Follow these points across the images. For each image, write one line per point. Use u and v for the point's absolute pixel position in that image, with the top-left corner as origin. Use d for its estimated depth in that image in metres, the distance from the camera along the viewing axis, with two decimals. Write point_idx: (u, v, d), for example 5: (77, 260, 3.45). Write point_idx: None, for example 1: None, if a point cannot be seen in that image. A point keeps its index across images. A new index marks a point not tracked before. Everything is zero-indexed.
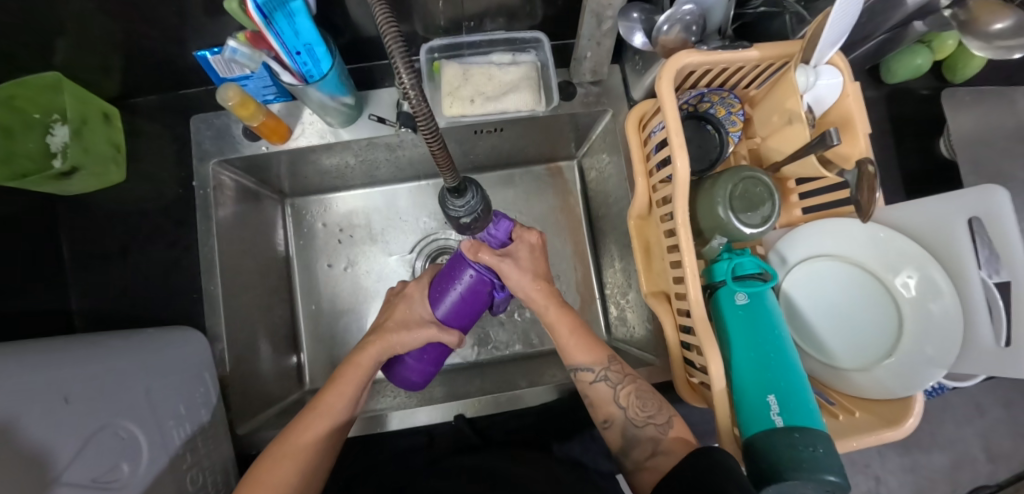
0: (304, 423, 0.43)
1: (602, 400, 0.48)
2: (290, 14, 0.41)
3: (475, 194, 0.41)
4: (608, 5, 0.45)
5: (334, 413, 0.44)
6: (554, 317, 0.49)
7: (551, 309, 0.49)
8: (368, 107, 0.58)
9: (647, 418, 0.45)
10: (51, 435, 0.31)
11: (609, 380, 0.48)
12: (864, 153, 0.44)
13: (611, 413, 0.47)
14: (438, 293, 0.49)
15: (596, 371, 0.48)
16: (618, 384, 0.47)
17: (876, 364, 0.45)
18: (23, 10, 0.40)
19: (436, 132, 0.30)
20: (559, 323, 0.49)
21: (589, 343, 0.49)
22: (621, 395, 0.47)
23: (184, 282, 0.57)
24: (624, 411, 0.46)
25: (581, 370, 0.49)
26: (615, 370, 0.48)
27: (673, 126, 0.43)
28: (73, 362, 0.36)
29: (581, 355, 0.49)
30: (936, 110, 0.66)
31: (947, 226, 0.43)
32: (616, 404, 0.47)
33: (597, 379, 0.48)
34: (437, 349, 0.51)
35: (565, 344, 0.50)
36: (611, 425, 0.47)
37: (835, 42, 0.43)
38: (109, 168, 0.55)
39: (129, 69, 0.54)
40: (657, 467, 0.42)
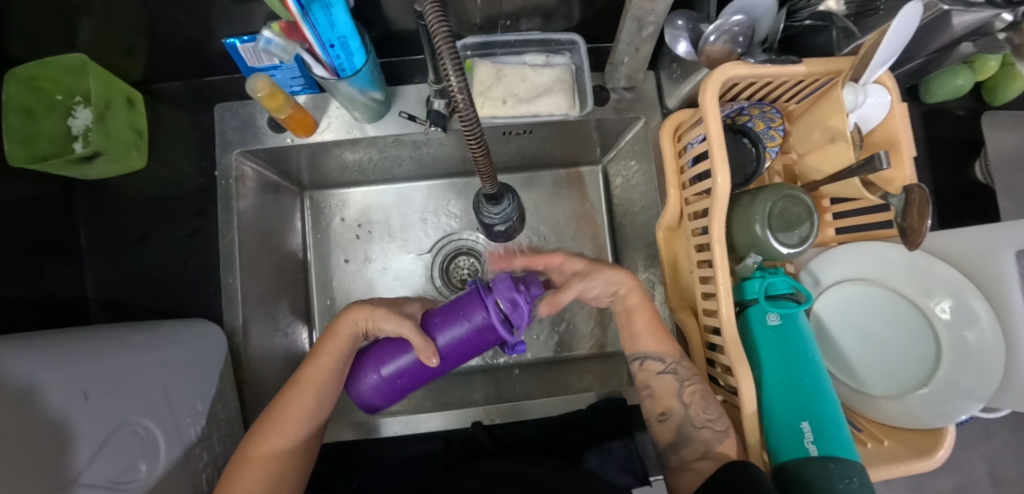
0: (288, 398, 0.43)
1: (665, 394, 0.47)
2: (327, 6, 0.39)
3: (511, 202, 0.40)
4: (650, 11, 0.43)
5: (317, 387, 0.44)
6: (635, 303, 0.50)
7: (637, 301, 0.50)
8: (397, 103, 0.56)
9: (707, 421, 0.44)
10: (69, 436, 0.30)
11: (678, 373, 0.47)
12: (908, 179, 0.42)
13: (670, 407, 0.47)
14: (440, 321, 0.43)
15: (664, 363, 0.48)
16: (686, 379, 0.47)
17: (908, 393, 0.44)
18: None
19: (480, 135, 0.30)
20: (639, 309, 0.50)
21: (660, 334, 0.50)
22: (686, 392, 0.46)
23: (202, 273, 0.55)
24: (684, 408, 0.46)
25: (648, 360, 0.49)
26: (686, 367, 0.48)
27: (717, 140, 0.42)
28: (93, 358, 0.35)
29: (655, 345, 0.49)
30: (972, 132, 0.64)
31: (992, 257, 0.42)
32: (678, 399, 0.46)
33: (665, 371, 0.48)
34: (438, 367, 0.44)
35: (637, 329, 0.50)
36: (667, 419, 0.47)
37: (887, 60, 0.41)
38: (129, 152, 0.53)
39: (154, 52, 0.53)
40: (699, 472, 0.42)
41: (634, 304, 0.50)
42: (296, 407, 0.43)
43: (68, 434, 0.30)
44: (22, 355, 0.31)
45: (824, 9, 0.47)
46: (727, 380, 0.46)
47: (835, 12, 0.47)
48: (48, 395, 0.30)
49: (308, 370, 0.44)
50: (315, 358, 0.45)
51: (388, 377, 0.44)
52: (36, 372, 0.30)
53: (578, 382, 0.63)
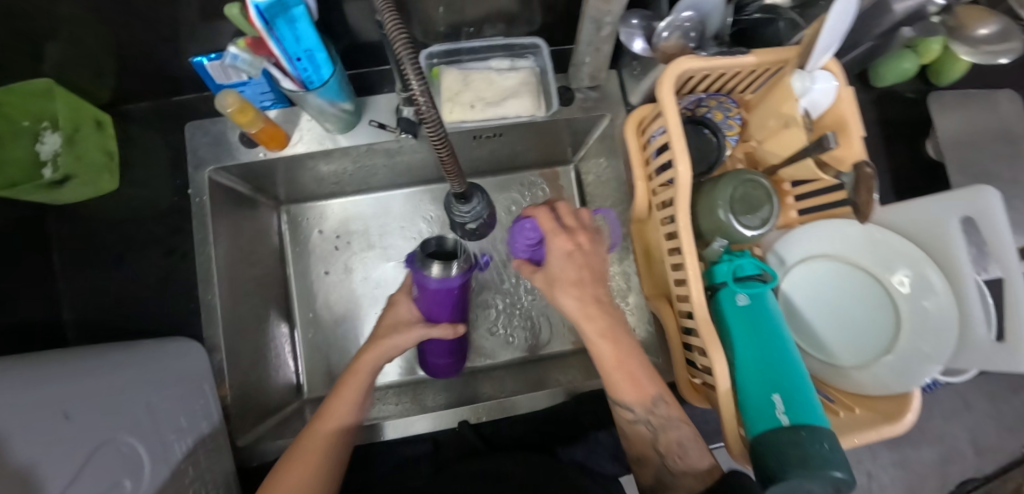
0: (326, 411, 0.44)
1: (638, 438, 0.43)
2: (291, 20, 0.41)
3: (480, 200, 0.40)
4: (607, 12, 0.45)
5: (349, 399, 0.45)
6: (598, 343, 0.41)
7: (606, 351, 0.41)
8: (367, 112, 0.57)
9: (683, 468, 0.40)
10: (57, 453, 0.29)
11: (650, 422, 0.42)
12: (858, 156, 0.44)
13: (646, 453, 0.43)
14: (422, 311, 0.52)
15: (635, 411, 0.42)
16: (659, 430, 0.42)
17: (875, 361, 0.46)
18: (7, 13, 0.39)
19: (444, 136, 0.30)
20: (602, 351, 0.42)
21: (637, 379, 0.42)
22: (660, 439, 0.42)
23: (180, 292, 0.55)
24: (659, 457, 0.42)
25: (619, 407, 0.43)
26: (658, 413, 0.42)
27: (676, 132, 0.44)
28: (72, 378, 0.35)
29: (628, 394, 0.42)
30: (921, 113, 0.68)
31: (942, 228, 0.44)
32: (653, 449, 0.42)
33: (637, 421, 0.42)
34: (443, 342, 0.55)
35: (612, 377, 0.42)
36: (643, 464, 0.44)
37: (830, 47, 0.44)
38: (101, 176, 0.54)
39: (121, 74, 0.53)
40: (688, 488, 0.39)
41: (596, 329, 0.41)
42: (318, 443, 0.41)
43: (49, 450, 0.30)
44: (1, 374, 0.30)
45: (770, 3, 0.51)
46: (702, 361, 0.48)
47: (781, 5, 0.50)
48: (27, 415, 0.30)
49: (346, 385, 0.46)
50: (348, 380, 0.46)
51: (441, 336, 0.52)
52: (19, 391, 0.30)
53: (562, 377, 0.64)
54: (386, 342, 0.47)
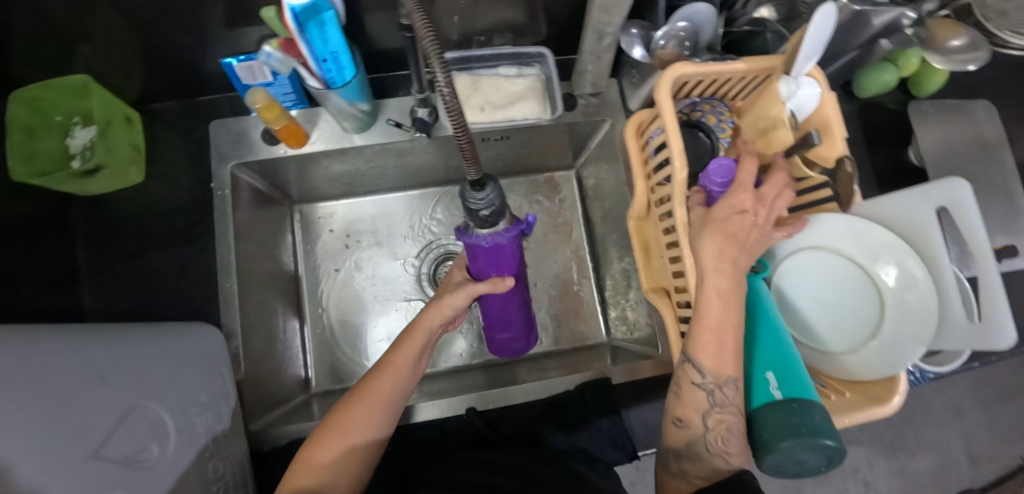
0: (372, 377, 0.45)
1: (689, 402, 0.42)
2: (321, 23, 0.43)
3: (494, 189, 0.43)
4: (608, 22, 0.50)
5: (398, 369, 0.46)
6: (705, 296, 0.41)
7: (715, 311, 0.40)
8: (383, 113, 0.60)
9: (722, 451, 0.40)
10: (86, 414, 0.32)
11: (713, 397, 0.40)
12: (840, 153, 0.48)
13: (690, 418, 0.42)
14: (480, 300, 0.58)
15: (705, 377, 0.41)
16: (719, 404, 0.40)
17: (862, 347, 0.49)
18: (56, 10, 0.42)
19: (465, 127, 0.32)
20: (711, 311, 0.40)
21: (722, 354, 0.40)
22: (710, 417, 0.41)
23: (197, 282, 0.57)
24: (703, 430, 0.41)
25: (690, 366, 0.42)
26: (726, 393, 0.40)
27: (673, 129, 0.47)
28: (104, 349, 0.38)
29: (706, 357, 0.41)
30: (904, 123, 0.72)
31: (919, 220, 0.48)
32: (700, 417, 0.41)
33: (701, 385, 0.41)
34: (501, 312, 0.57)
35: (700, 333, 0.41)
36: (682, 426, 0.43)
37: (813, 55, 0.48)
38: (129, 168, 0.57)
39: (150, 73, 0.56)
40: (725, 458, 0.40)
41: (718, 286, 0.40)
42: (360, 417, 0.42)
43: (85, 409, 0.32)
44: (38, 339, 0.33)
45: (758, 16, 0.55)
46: None
47: (768, 18, 0.55)
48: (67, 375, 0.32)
49: (395, 355, 0.47)
50: (395, 349, 0.47)
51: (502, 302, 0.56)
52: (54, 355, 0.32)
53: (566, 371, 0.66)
54: (423, 326, 0.50)
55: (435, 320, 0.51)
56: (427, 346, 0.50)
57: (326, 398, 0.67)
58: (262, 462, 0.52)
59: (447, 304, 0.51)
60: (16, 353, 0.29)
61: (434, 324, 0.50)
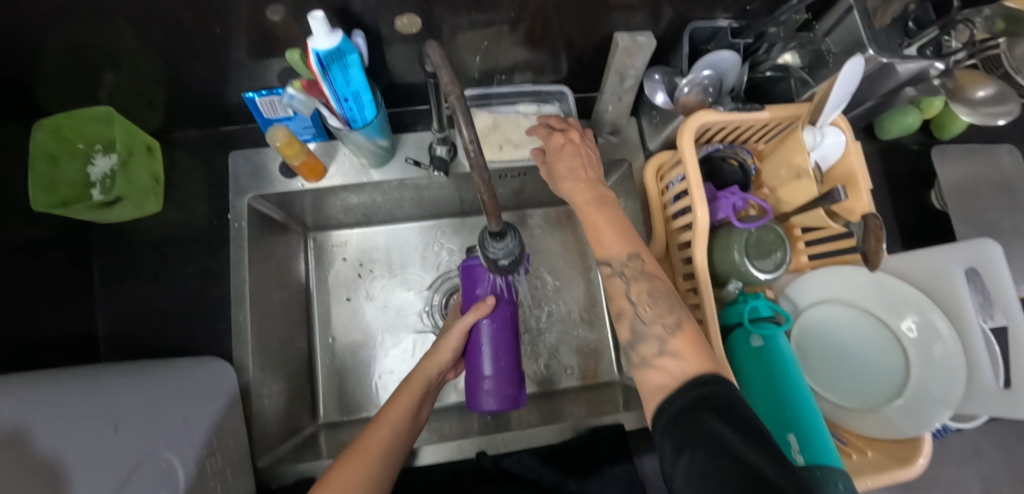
0: (372, 428, 0.44)
1: (614, 293, 0.41)
2: (345, 65, 0.43)
3: (513, 238, 0.43)
4: (631, 65, 0.52)
5: (396, 420, 0.46)
6: (596, 221, 0.43)
7: (605, 236, 0.42)
8: (402, 149, 0.61)
9: (656, 316, 0.38)
10: (95, 466, 0.31)
11: (625, 275, 0.40)
12: (867, 209, 0.47)
13: (621, 305, 0.41)
14: (471, 347, 0.53)
15: (611, 264, 0.41)
16: (631, 279, 0.40)
17: (886, 405, 0.47)
18: (83, 43, 0.43)
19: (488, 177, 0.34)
20: (592, 214, 0.43)
21: (622, 233, 0.41)
22: (632, 290, 0.40)
23: (210, 313, 0.57)
24: (633, 307, 0.40)
25: (603, 264, 0.42)
26: (634, 267, 0.40)
27: (695, 178, 0.47)
28: (102, 398, 0.37)
29: (609, 244, 0.41)
30: (926, 164, 0.71)
31: (945, 278, 0.47)
32: (627, 299, 0.40)
33: (614, 274, 0.41)
34: (499, 353, 0.52)
35: (595, 230, 0.43)
36: (620, 318, 0.41)
37: (839, 105, 0.48)
38: (148, 197, 0.57)
39: (174, 103, 0.56)
40: (666, 370, 0.35)
41: (584, 198, 0.43)
42: (377, 440, 0.43)
43: (93, 460, 0.31)
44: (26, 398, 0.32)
45: (782, 62, 0.54)
46: None
47: (792, 64, 0.54)
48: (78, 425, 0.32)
49: (390, 407, 0.47)
50: (391, 402, 0.48)
51: (494, 370, 0.51)
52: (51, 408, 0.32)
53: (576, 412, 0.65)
54: (422, 374, 0.52)
55: (433, 368, 0.53)
56: (428, 394, 0.52)
57: (333, 430, 0.66)
58: None
59: (441, 348, 0.53)
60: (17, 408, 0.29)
61: (432, 372, 0.53)
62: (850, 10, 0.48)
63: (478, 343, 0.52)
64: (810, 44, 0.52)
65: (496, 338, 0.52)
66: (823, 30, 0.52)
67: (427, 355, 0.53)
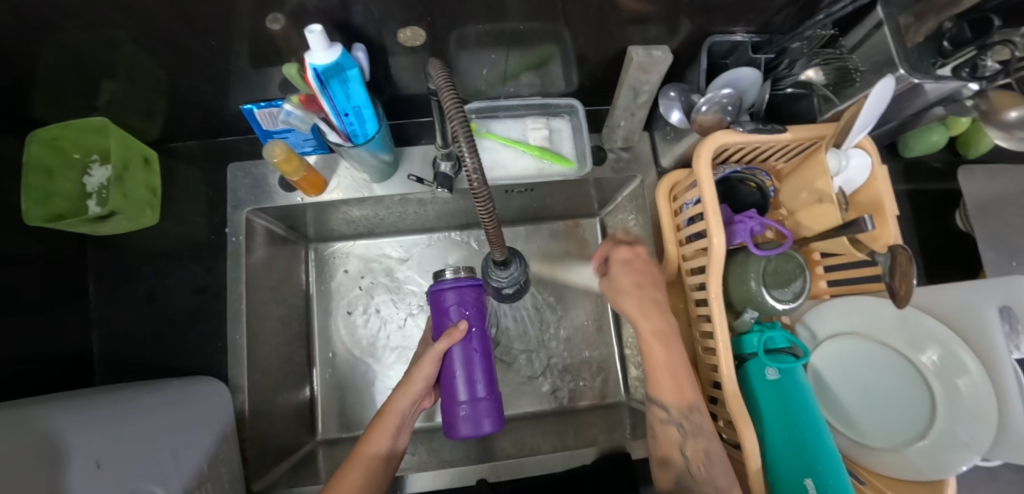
0: (346, 470, 0.44)
1: (664, 441, 0.45)
2: (345, 80, 0.41)
3: (518, 266, 0.42)
4: (645, 80, 0.49)
5: (372, 460, 0.45)
6: (648, 343, 0.46)
7: (656, 355, 0.45)
8: (405, 164, 0.59)
9: (710, 480, 0.41)
10: None
11: (683, 427, 0.44)
12: (894, 237, 0.45)
13: (670, 456, 0.44)
14: (443, 374, 0.48)
15: (669, 413, 0.44)
16: (689, 433, 0.43)
17: (908, 446, 0.44)
18: (74, 55, 0.41)
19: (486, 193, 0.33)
20: (653, 354, 0.46)
21: (677, 382, 0.44)
22: (687, 445, 0.43)
23: (207, 330, 0.55)
24: (685, 463, 0.43)
25: (655, 405, 0.45)
26: (693, 419, 0.43)
27: (711, 204, 0.45)
28: (83, 427, 0.36)
29: (665, 393, 0.44)
30: (950, 183, 0.68)
31: (974, 314, 0.45)
32: (679, 452, 0.44)
33: (669, 421, 0.44)
34: (473, 378, 0.48)
35: (653, 375, 0.46)
36: (665, 467, 0.44)
37: (865, 128, 0.45)
38: (145, 211, 0.55)
39: (172, 114, 0.55)
40: (720, 491, 0.40)
41: (650, 328, 0.46)
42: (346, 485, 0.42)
43: None
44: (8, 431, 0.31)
45: (804, 79, 0.51)
46: (730, 434, 0.48)
47: (815, 81, 0.51)
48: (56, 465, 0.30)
49: (367, 445, 0.45)
50: (368, 437, 0.46)
51: (472, 397, 0.47)
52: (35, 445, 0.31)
53: (580, 436, 0.63)
54: (394, 409, 0.47)
55: (405, 403, 0.48)
56: (399, 436, 0.48)
57: (332, 448, 0.65)
58: None
59: (414, 379, 0.48)
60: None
61: (404, 408, 0.48)
62: (879, 26, 0.44)
63: (450, 369, 0.48)
64: (835, 60, 0.49)
65: (470, 363, 0.48)
66: (850, 45, 0.49)
67: (400, 385, 0.49)
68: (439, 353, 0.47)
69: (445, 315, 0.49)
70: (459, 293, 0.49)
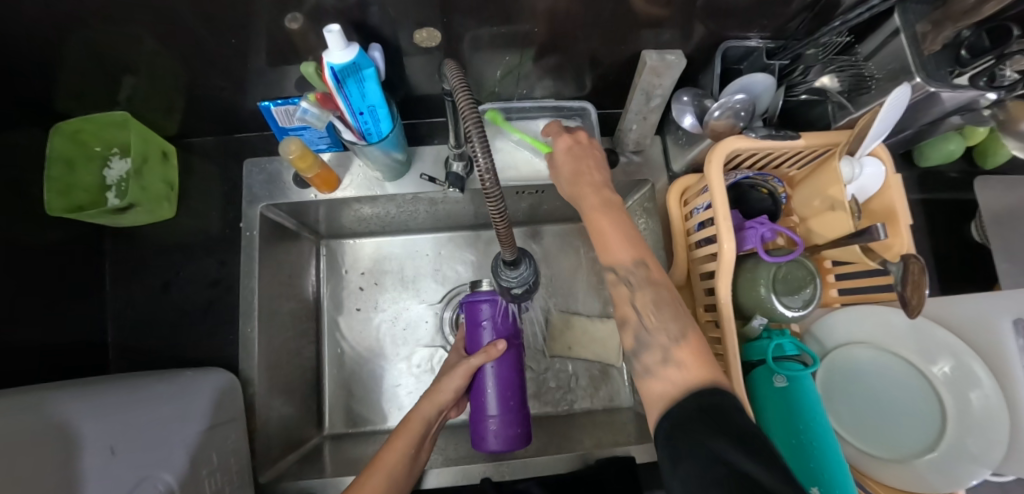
0: (366, 477, 0.43)
1: (619, 300, 0.40)
2: (361, 80, 0.42)
3: (528, 266, 0.42)
4: (658, 84, 0.49)
5: (391, 467, 0.44)
6: (593, 215, 0.41)
7: (601, 224, 0.40)
8: (417, 163, 0.59)
9: (663, 326, 0.37)
10: None
11: (632, 281, 0.39)
12: (907, 246, 0.44)
13: (626, 315, 0.39)
14: (476, 386, 0.53)
15: (618, 269, 0.40)
16: (637, 285, 0.39)
17: (917, 458, 0.44)
18: (99, 51, 0.43)
19: (499, 194, 0.33)
20: (597, 220, 0.41)
21: (624, 230, 0.40)
22: (639, 298, 0.38)
23: (218, 322, 0.56)
24: (638, 316, 0.38)
25: (607, 271, 0.41)
26: (642, 273, 0.38)
27: (722, 209, 0.45)
28: (98, 415, 0.37)
29: (612, 248, 0.39)
30: (966, 194, 0.67)
31: (988, 324, 0.44)
32: (631, 306, 0.39)
33: (620, 280, 0.40)
34: (506, 396, 0.53)
35: (597, 228, 0.41)
36: (624, 328, 0.39)
37: (880, 136, 0.44)
38: (162, 203, 0.56)
39: (190, 110, 0.56)
40: (669, 380, 0.34)
41: (592, 203, 0.41)
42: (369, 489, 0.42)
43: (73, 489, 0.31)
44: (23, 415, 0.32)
45: (819, 86, 0.50)
46: None
47: (830, 88, 0.50)
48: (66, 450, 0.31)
49: (387, 451, 0.45)
50: (391, 442, 0.46)
51: (499, 414, 0.52)
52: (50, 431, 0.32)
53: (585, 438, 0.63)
54: (417, 417, 0.49)
55: (429, 411, 0.50)
56: (421, 445, 0.48)
57: (338, 443, 0.65)
58: None
59: (440, 391, 0.51)
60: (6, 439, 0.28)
61: (428, 416, 0.50)
62: (895, 34, 0.44)
63: (483, 384, 0.53)
64: (851, 67, 0.48)
65: (503, 381, 0.53)
66: (866, 53, 0.49)
67: (427, 393, 0.51)
68: (474, 367, 0.51)
69: (482, 330, 0.53)
70: (494, 309, 0.53)
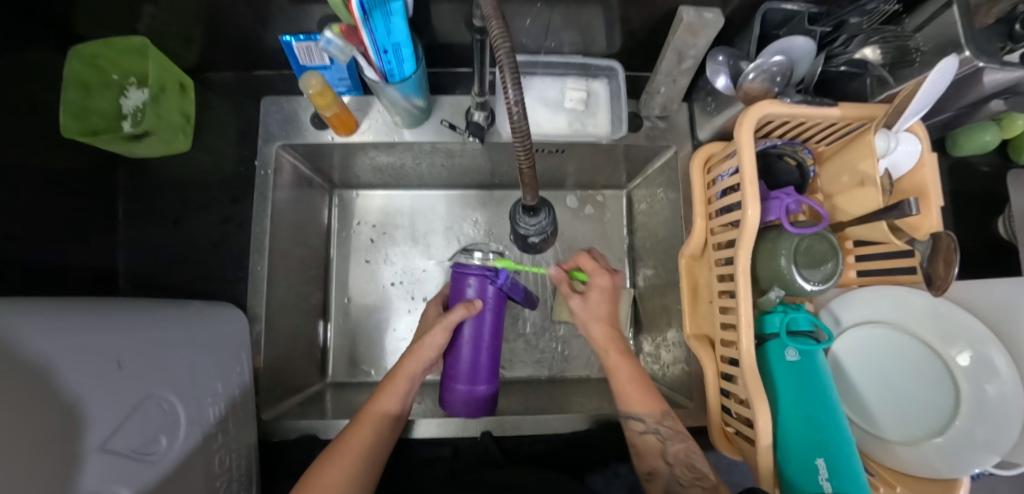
0: (354, 429, 0.45)
1: (648, 452, 0.48)
2: (387, 14, 0.39)
3: (547, 215, 0.45)
4: (692, 44, 0.47)
5: (376, 422, 0.46)
6: (615, 361, 0.54)
7: (622, 370, 0.53)
8: (437, 112, 0.58)
9: (694, 479, 0.44)
10: (89, 407, 0.29)
11: (661, 433, 0.48)
12: (934, 227, 0.42)
13: (655, 466, 0.47)
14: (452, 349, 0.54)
15: (647, 424, 0.49)
16: (668, 439, 0.48)
17: (924, 440, 0.43)
18: None
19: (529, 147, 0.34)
20: (621, 370, 0.53)
21: (646, 395, 0.51)
22: (670, 451, 0.47)
23: (231, 259, 0.57)
24: (670, 468, 0.46)
25: (633, 419, 0.51)
26: (668, 426, 0.49)
27: (749, 174, 0.43)
28: (108, 327, 0.35)
29: (638, 405, 0.51)
30: (999, 188, 0.64)
31: (1010, 310, 0.45)
32: (662, 459, 0.47)
33: (648, 431, 0.49)
34: (485, 370, 0.54)
35: (624, 391, 0.52)
36: (654, 479, 0.47)
37: (920, 112, 0.42)
38: (177, 136, 0.56)
39: (209, 43, 0.54)
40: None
41: (616, 359, 0.54)
42: (356, 441, 0.44)
43: (78, 404, 0.29)
44: (29, 314, 0.29)
45: (860, 57, 0.47)
46: (741, 412, 0.47)
47: (871, 60, 0.47)
48: (61, 371, 0.28)
49: (376, 404, 0.48)
50: (382, 391, 0.49)
51: (468, 384, 0.53)
52: (67, 334, 0.31)
53: (583, 402, 0.64)
54: (377, 409, 0.47)
55: (393, 402, 0.49)
56: (394, 423, 0.48)
57: (340, 389, 0.67)
58: (270, 456, 0.53)
59: (399, 373, 0.50)
60: (7, 346, 0.26)
61: (392, 407, 0.48)
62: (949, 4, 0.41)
63: (458, 350, 0.53)
64: (897, 39, 0.45)
65: (476, 353, 0.53)
66: (913, 26, 0.46)
67: (412, 351, 0.51)
68: (454, 324, 0.50)
69: (468, 297, 0.53)
70: (480, 283, 0.52)
